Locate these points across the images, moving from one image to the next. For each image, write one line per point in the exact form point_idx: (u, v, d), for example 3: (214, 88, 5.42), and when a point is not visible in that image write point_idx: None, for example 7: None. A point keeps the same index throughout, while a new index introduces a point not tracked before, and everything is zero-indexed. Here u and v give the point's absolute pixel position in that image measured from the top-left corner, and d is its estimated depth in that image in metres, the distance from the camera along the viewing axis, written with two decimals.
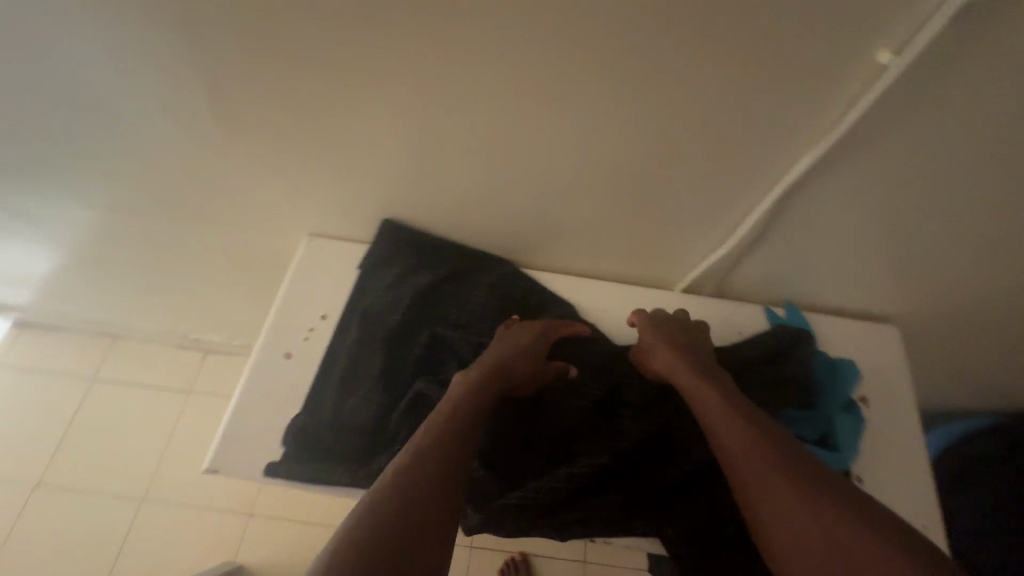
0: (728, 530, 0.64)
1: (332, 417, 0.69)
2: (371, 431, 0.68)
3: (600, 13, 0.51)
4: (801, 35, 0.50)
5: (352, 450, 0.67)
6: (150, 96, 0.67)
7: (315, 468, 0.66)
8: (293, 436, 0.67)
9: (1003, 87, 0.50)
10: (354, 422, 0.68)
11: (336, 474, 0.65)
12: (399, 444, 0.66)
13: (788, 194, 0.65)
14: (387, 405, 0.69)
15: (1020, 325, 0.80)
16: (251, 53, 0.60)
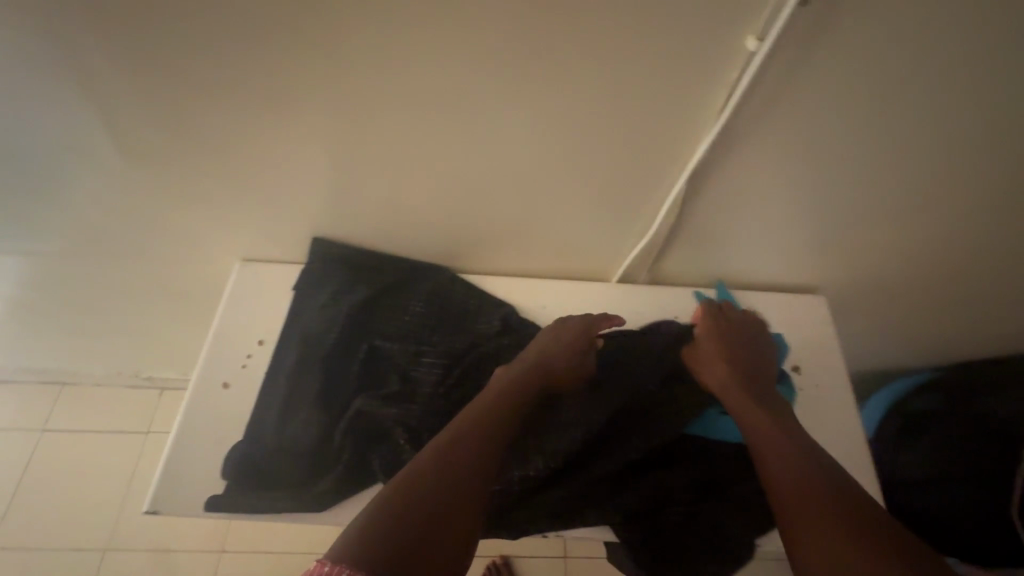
0: (673, 512, 0.66)
1: (274, 442, 0.66)
2: (315, 452, 0.66)
3: (481, 18, 0.51)
4: (677, 25, 0.51)
5: (297, 474, 0.65)
6: (38, 135, 0.63)
7: (259, 497, 0.63)
8: (234, 465, 0.64)
9: (864, 59, 0.53)
10: (298, 445, 0.66)
11: (281, 501, 0.63)
12: (343, 462, 0.65)
13: (697, 178, 0.66)
14: (330, 424, 0.68)
15: (933, 280, 0.85)
16: (136, 84, 0.58)
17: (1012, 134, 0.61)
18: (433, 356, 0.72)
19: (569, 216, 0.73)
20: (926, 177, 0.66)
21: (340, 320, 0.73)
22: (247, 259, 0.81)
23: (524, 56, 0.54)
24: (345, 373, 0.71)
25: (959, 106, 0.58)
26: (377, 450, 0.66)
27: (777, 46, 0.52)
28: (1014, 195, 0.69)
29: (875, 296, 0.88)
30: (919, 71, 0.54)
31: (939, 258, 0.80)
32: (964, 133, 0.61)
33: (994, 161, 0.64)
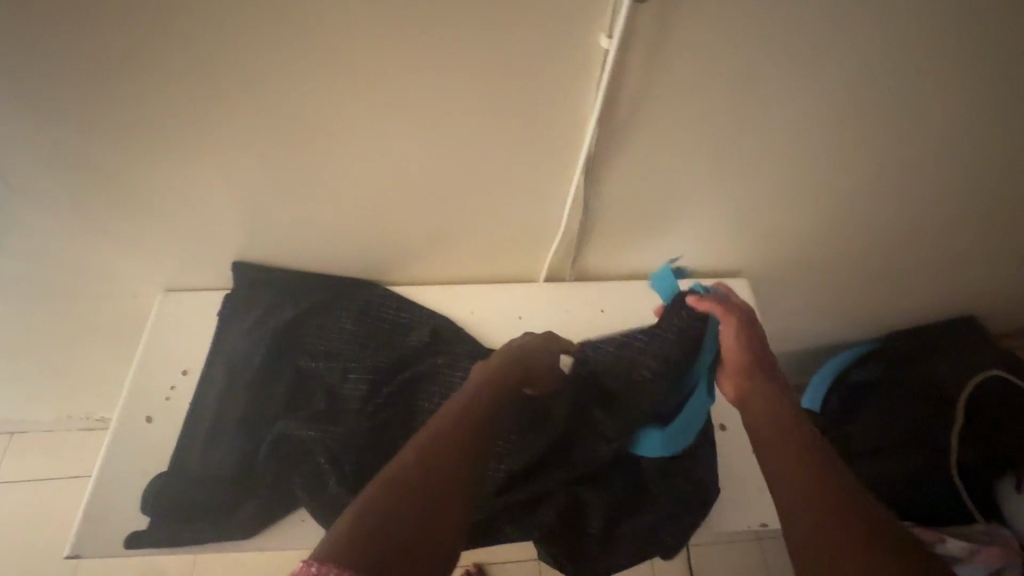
0: (592, 525, 0.70)
1: (196, 473, 0.66)
2: (238, 480, 0.66)
3: (339, 35, 0.52)
4: (532, 29, 0.52)
5: (219, 503, 0.65)
6: None
7: (180, 529, 0.63)
8: (152, 498, 0.64)
9: (721, 50, 0.55)
10: (221, 473, 0.66)
11: (203, 532, 0.63)
12: (267, 487, 0.65)
13: (595, 175, 0.67)
14: (253, 450, 0.67)
15: (849, 253, 0.88)
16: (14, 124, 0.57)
17: (883, 108, 0.64)
18: (359, 371, 0.72)
19: (481, 222, 0.73)
20: (814, 155, 0.69)
21: (263, 344, 0.72)
22: (169, 289, 0.80)
23: (402, 68, 0.55)
24: (270, 397, 0.71)
25: (828, 86, 0.61)
26: (300, 472, 0.66)
27: (639, 45, 0.54)
28: (901, 165, 0.73)
29: (798, 273, 0.91)
30: (782, 57, 0.57)
31: (848, 231, 0.83)
32: (840, 110, 0.64)
33: (874, 134, 0.68)
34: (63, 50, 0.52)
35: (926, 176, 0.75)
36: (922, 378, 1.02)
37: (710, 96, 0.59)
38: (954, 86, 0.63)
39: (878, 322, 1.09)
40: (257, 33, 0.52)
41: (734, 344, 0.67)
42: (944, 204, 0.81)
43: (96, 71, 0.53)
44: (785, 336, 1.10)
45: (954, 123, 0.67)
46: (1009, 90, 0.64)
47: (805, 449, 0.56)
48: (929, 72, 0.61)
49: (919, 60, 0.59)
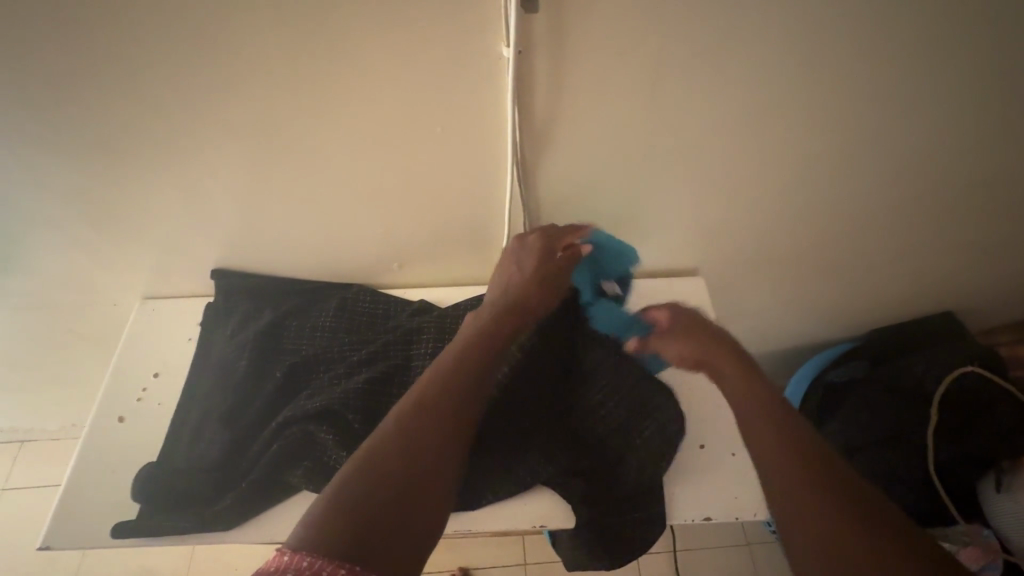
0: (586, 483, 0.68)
1: (185, 463, 0.70)
2: (222, 468, 0.69)
3: (256, 51, 0.55)
4: (435, 40, 0.55)
5: (205, 490, 0.68)
6: None
7: (163, 518, 0.66)
8: (139, 488, 0.68)
9: (621, 51, 0.57)
10: (203, 469, 0.69)
11: (186, 518, 0.66)
12: (253, 474, 0.67)
13: (528, 179, 0.70)
14: (235, 443, 0.70)
15: (804, 247, 0.89)
16: None
17: (801, 104, 0.66)
18: (339, 367, 0.74)
19: (427, 226, 0.76)
20: (744, 152, 0.71)
21: (247, 344, 0.75)
22: (146, 297, 0.85)
23: (324, 83, 0.58)
24: (254, 395, 0.73)
25: (740, 83, 0.63)
26: (281, 467, 0.67)
27: (542, 50, 0.56)
28: (835, 157, 0.74)
29: (754, 269, 0.92)
30: (686, 57, 0.59)
31: (799, 225, 0.84)
32: (759, 106, 0.65)
33: (799, 128, 0.69)
34: (10, 75, 0.56)
35: (864, 168, 0.76)
36: (901, 376, 1.01)
37: (625, 96, 0.62)
38: (869, 78, 0.64)
39: (852, 319, 1.09)
40: (184, 56, 0.55)
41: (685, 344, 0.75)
42: (890, 197, 0.81)
43: (47, 95, 0.58)
44: (756, 334, 1.10)
45: (878, 114, 0.68)
46: (928, 79, 0.65)
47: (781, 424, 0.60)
48: (840, 64, 0.62)
49: (827, 54, 0.61)
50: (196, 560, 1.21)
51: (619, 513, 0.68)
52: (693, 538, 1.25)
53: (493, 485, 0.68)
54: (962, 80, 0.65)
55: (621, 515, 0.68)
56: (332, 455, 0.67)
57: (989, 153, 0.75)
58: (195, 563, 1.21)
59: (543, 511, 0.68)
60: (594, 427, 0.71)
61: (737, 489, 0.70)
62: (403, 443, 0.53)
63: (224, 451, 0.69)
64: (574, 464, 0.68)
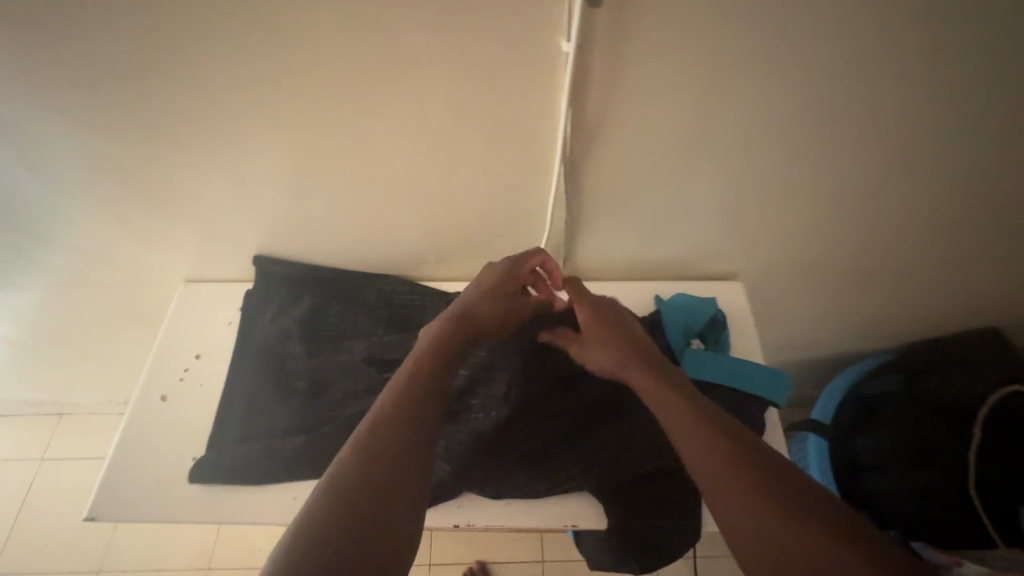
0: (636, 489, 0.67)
1: (236, 444, 0.71)
2: (269, 451, 0.70)
3: (314, 39, 0.56)
4: (492, 34, 0.55)
5: (252, 472, 0.69)
6: None
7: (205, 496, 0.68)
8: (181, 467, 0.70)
9: (679, 48, 0.56)
10: (252, 451, 0.70)
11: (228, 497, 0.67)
12: (301, 456, 0.69)
13: (573, 176, 0.69)
14: (284, 426, 0.72)
15: (849, 255, 0.86)
16: (43, 124, 0.64)
17: (862, 107, 0.64)
18: (381, 356, 0.74)
19: (467, 220, 0.76)
20: (797, 155, 0.69)
21: (291, 331, 0.77)
22: (189, 280, 0.87)
23: (377, 75, 0.59)
24: (298, 380, 0.75)
25: (800, 84, 0.61)
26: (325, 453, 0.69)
27: (598, 48, 0.56)
28: (892, 165, 0.71)
29: (795, 275, 0.90)
30: (747, 56, 0.57)
31: (845, 233, 0.82)
32: (817, 108, 0.63)
33: (857, 133, 0.67)
34: (78, 58, 0.57)
35: (922, 176, 0.73)
36: (941, 393, 0.98)
37: (679, 95, 0.61)
38: (937, 83, 0.61)
39: (892, 331, 1.06)
40: (244, 43, 0.56)
41: (604, 346, 0.65)
42: (945, 208, 0.78)
43: (110, 80, 0.59)
44: (790, 341, 1.08)
45: (943, 121, 0.66)
46: (1000, 85, 0.62)
47: (717, 438, 0.52)
48: (907, 67, 0.60)
49: (895, 57, 0.59)
50: (221, 537, 1.25)
51: (661, 516, 0.66)
52: (714, 545, 1.24)
53: (534, 480, 0.68)
54: None
55: (665, 518, 0.66)
56: None
57: None
58: (220, 539, 1.24)
59: (592, 514, 0.68)
60: (634, 426, 0.68)
61: None
62: (359, 468, 0.49)
63: (270, 433, 0.71)
64: (615, 465, 0.67)
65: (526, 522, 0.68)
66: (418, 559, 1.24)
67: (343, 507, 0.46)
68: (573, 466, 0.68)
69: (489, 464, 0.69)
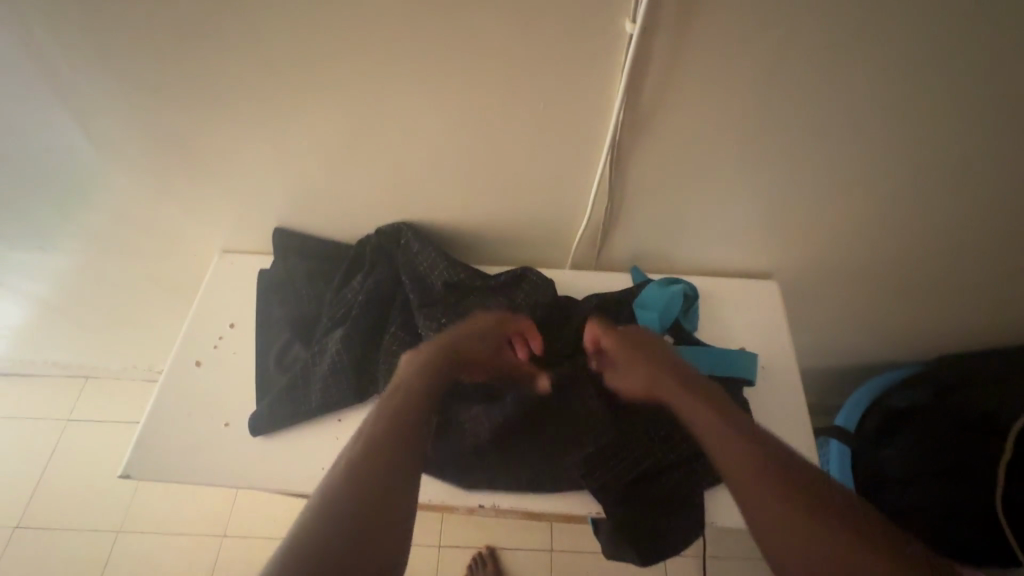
0: (653, 479, 0.66)
1: (261, 403, 0.72)
2: (293, 411, 0.70)
3: (372, 12, 0.55)
4: (554, 13, 0.54)
5: (283, 430, 0.71)
6: (24, 137, 0.70)
7: (235, 465, 0.69)
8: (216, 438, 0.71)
9: (745, 36, 0.54)
10: (274, 409, 0.71)
11: (258, 466, 0.69)
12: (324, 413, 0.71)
13: (619, 164, 0.68)
14: (303, 388, 0.71)
15: (892, 261, 0.84)
16: (99, 87, 0.64)
17: (928, 107, 0.61)
18: (398, 333, 0.73)
19: (506, 203, 0.75)
20: (852, 154, 0.67)
21: (321, 299, 0.78)
22: (225, 250, 0.88)
23: (433, 52, 0.58)
24: (317, 360, 0.73)
25: (867, 79, 0.58)
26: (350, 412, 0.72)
27: (661, 34, 0.54)
28: (951, 171, 0.68)
29: (832, 279, 0.88)
30: (814, 48, 0.55)
31: (891, 239, 0.80)
32: (881, 106, 0.61)
33: (919, 136, 0.64)
34: (139, 21, 0.58)
35: (981, 185, 0.70)
36: (968, 409, 0.95)
37: (738, 87, 0.59)
38: (1014, 85, 0.58)
39: (926, 341, 1.04)
40: (303, 14, 0.56)
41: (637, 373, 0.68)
42: (1001, 219, 0.75)
43: (168, 45, 0.60)
44: (819, 345, 1.06)
45: (1013, 128, 0.63)
46: None
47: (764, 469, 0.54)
48: (982, 69, 0.57)
49: (971, 58, 0.56)
50: (238, 507, 1.27)
51: (676, 505, 0.66)
52: (725, 545, 1.23)
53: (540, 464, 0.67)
54: None
55: (680, 507, 0.66)
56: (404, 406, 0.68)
57: None
58: (237, 508, 1.27)
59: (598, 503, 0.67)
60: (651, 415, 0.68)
61: None
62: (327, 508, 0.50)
63: (291, 408, 0.70)
64: (627, 447, 0.67)
65: (539, 505, 0.67)
66: (428, 539, 1.26)
67: (327, 525, 0.49)
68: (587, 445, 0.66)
69: (500, 447, 0.68)
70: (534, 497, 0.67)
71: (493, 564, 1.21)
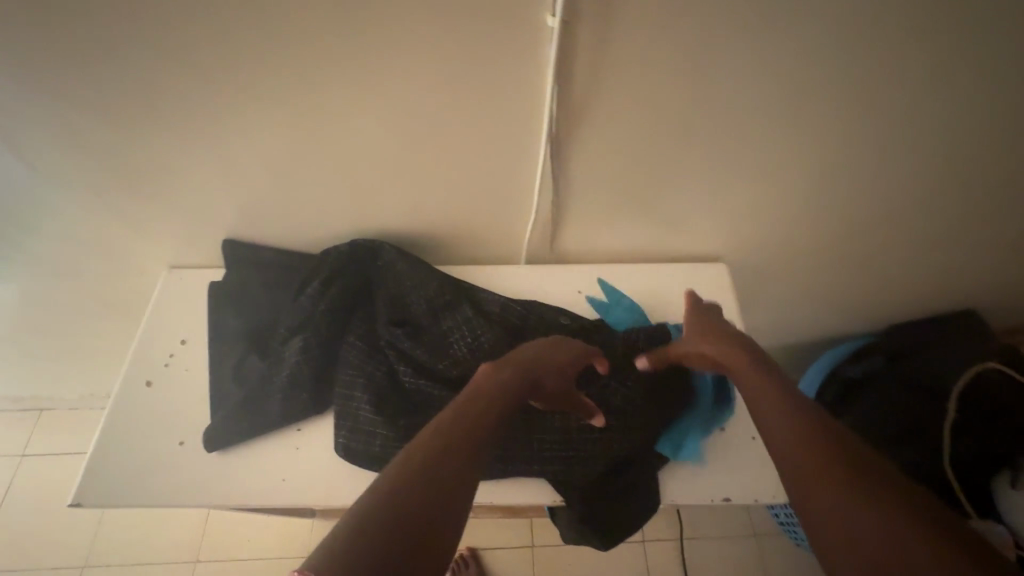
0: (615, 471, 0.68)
1: (220, 415, 0.70)
2: (255, 423, 0.69)
3: (293, 17, 0.54)
4: (477, 11, 0.54)
5: (245, 442, 0.69)
6: None
7: (193, 483, 0.67)
8: (175, 457, 0.69)
9: (665, 24, 0.56)
10: (236, 421, 0.69)
11: (218, 482, 0.67)
12: (286, 423, 0.70)
13: (559, 156, 0.69)
14: (264, 398, 0.70)
15: (831, 236, 0.88)
16: (17, 106, 0.62)
17: (844, 87, 0.64)
18: (356, 343, 0.72)
19: (454, 201, 0.75)
20: (780, 135, 0.70)
21: (277, 310, 0.77)
22: (173, 266, 0.86)
23: (374, 50, 0.57)
24: (275, 371, 0.72)
25: (784, 62, 0.61)
26: (312, 422, 0.71)
27: (586, 25, 0.55)
28: (878, 144, 0.72)
29: (779, 258, 0.91)
30: (732, 32, 0.57)
31: (832, 214, 0.83)
32: (800, 87, 0.64)
33: (842, 113, 0.67)
34: (52, 37, 0.56)
35: (905, 156, 0.74)
36: (920, 371, 1.01)
37: (677, 70, 0.61)
38: (920, 60, 0.62)
39: (873, 312, 1.08)
40: (223, 21, 0.55)
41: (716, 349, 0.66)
42: (927, 188, 0.79)
43: (90, 56, 0.57)
44: (774, 323, 1.09)
45: (929, 99, 0.66)
46: (978, 66, 0.63)
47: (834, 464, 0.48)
48: (898, 44, 0.60)
49: (882, 36, 0.59)
50: (210, 530, 1.24)
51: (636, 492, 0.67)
52: (700, 526, 1.26)
53: (511, 459, 0.67)
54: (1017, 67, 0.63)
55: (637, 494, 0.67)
56: (365, 411, 0.68)
57: None
58: (208, 532, 1.24)
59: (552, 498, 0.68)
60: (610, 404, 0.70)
61: (756, 472, 0.69)
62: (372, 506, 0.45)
63: (248, 423, 0.69)
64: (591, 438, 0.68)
65: (500, 499, 0.67)
66: None
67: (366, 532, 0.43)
68: (550, 442, 0.68)
69: None
70: (496, 492, 0.67)
71: (475, 564, 1.21)
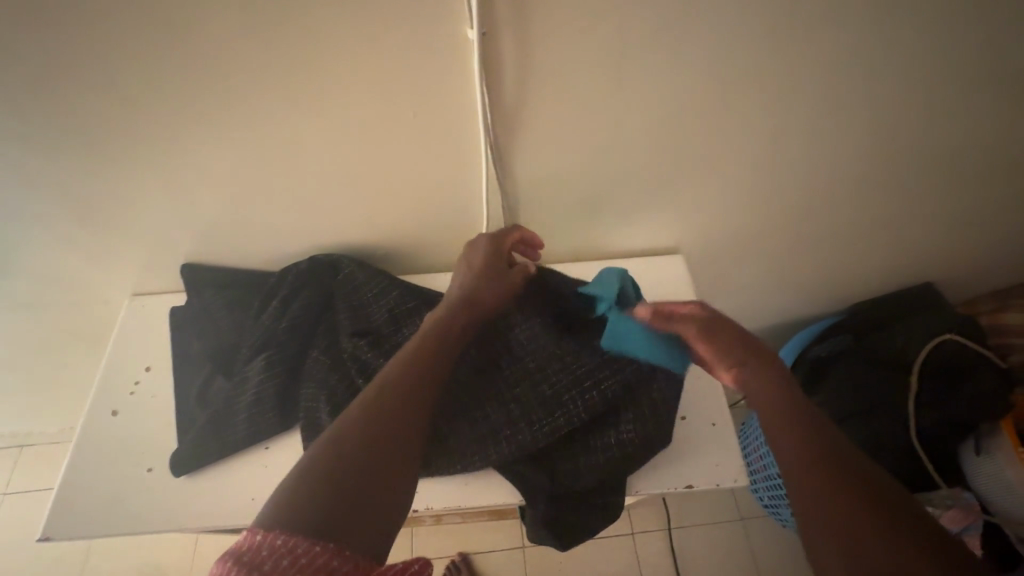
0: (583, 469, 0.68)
1: (188, 439, 0.71)
2: (225, 443, 0.70)
3: (217, 43, 0.55)
4: (397, 27, 0.55)
5: (216, 462, 0.70)
6: None
7: (161, 508, 0.68)
8: (144, 484, 0.70)
9: (583, 29, 0.57)
10: (204, 443, 0.70)
11: (187, 505, 0.68)
12: (254, 441, 0.70)
13: (501, 161, 0.70)
14: (230, 419, 0.71)
15: (782, 221, 0.90)
16: None
17: (768, 77, 0.66)
18: (319, 357, 0.73)
19: (407, 212, 0.77)
20: (714, 127, 0.71)
21: (239, 331, 0.77)
22: (135, 294, 0.86)
23: (303, 68, 0.58)
24: (239, 392, 0.72)
25: (707, 57, 0.62)
26: (281, 439, 0.72)
27: (506, 34, 0.56)
28: (811, 129, 0.74)
29: (735, 246, 0.94)
30: (651, 32, 0.59)
31: (778, 199, 0.85)
32: (726, 80, 0.66)
33: (771, 102, 0.69)
34: None
35: (838, 139, 0.76)
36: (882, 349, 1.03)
37: (605, 70, 0.62)
38: (837, 47, 0.64)
39: (835, 292, 1.10)
40: (148, 52, 0.55)
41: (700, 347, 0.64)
42: (865, 168, 0.82)
43: (19, 94, 0.57)
44: (740, 309, 1.12)
45: (851, 85, 0.69)
46: (893, 50, 0.65)
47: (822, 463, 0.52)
48: (814, 34, 0.62)
49: (795, 27, 0.61)
50: (200, 555, 1.23)
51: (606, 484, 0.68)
52: (688, 514, 1.28)
53: (466, 455, 0.68)
54: (931, 48, 0.65)
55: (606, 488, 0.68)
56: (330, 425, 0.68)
57: (971, 118, 0.75)
58: (198, 557, 1.23)
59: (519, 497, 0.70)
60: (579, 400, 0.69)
61: (718, 457, 0.71)
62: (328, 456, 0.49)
63: (216, 444, 0.70)
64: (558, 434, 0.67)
65: (471, 502, 0.69)
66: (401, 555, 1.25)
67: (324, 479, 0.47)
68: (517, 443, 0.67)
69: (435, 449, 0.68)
70: (466, 494, 0.69)
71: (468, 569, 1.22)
